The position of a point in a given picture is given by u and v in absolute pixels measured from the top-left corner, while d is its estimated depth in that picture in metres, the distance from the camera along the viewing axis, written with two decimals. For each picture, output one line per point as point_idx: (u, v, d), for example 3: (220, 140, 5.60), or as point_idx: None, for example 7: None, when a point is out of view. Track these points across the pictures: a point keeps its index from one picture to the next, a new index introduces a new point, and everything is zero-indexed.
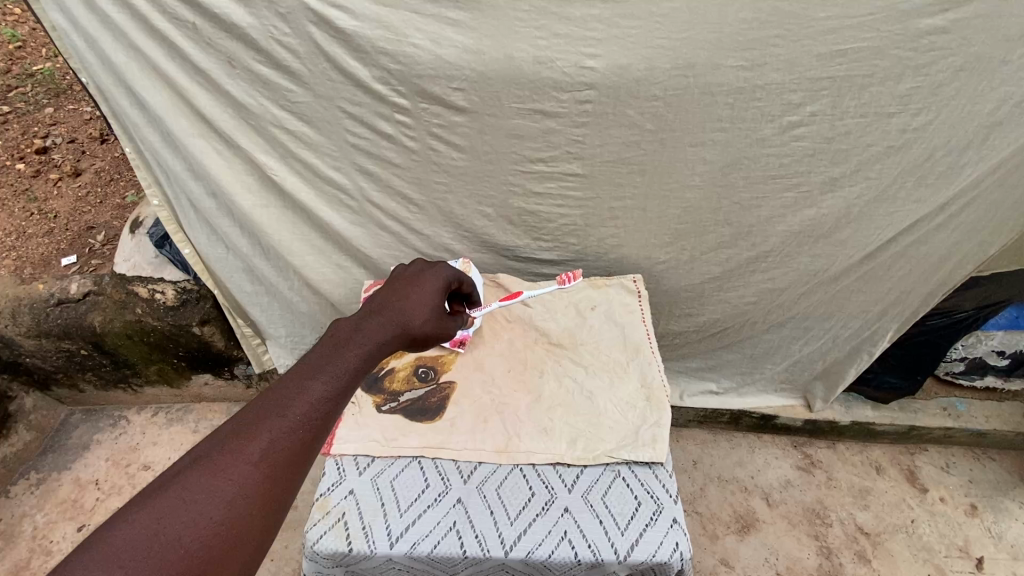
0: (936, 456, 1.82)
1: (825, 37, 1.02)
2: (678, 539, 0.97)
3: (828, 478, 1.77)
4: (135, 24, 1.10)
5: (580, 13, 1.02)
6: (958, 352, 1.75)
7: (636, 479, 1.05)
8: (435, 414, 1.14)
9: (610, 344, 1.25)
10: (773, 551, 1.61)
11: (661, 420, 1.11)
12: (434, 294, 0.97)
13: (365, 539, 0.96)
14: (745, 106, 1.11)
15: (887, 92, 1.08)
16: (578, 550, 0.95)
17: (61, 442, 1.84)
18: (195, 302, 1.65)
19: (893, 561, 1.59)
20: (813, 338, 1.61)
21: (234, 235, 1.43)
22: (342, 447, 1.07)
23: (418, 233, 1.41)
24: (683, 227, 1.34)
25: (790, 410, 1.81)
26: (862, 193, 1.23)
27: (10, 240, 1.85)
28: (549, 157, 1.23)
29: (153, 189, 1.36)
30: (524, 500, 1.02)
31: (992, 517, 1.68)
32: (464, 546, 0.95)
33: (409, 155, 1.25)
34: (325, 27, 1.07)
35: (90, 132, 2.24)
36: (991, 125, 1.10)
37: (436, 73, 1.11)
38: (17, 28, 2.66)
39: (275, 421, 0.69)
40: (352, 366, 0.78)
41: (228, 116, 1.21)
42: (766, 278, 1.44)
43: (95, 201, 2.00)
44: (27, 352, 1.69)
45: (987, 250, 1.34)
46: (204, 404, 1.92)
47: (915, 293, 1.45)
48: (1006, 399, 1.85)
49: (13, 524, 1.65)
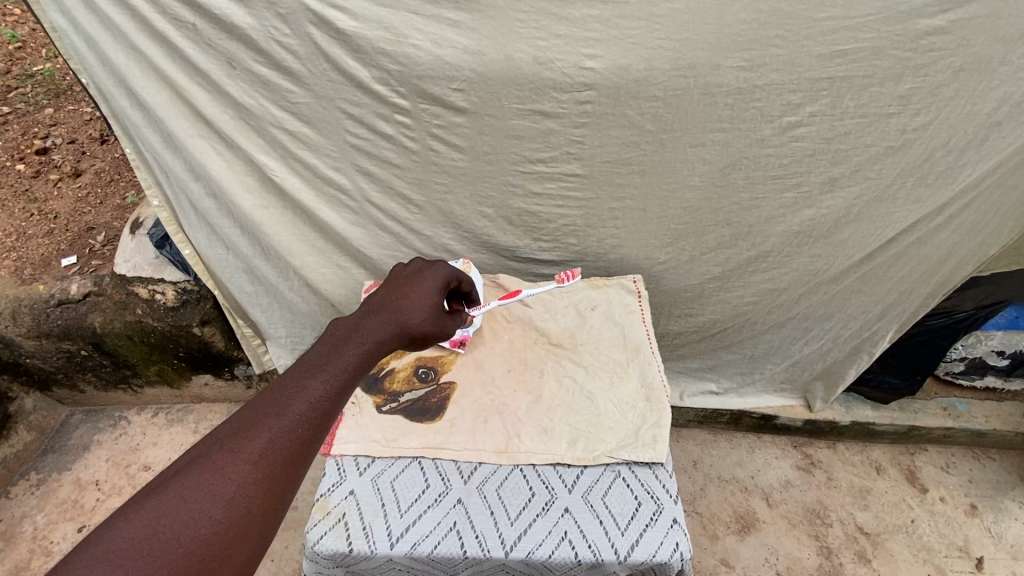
0: (936, 456, 1.83)
1: (825, 37, 1.02)
2: (679, 539, 0.97)
3: (828, 478, 1.77)
4: (135, 26, 1.09)
5: (579, 14, 1.02)
6: (958, 352, 1.75)
7: (636, 479, 1.05)
8: (435, 414, 1.14)
9: (610, 344, 1.25)
10: (773, 551, 1.61)
11: (661, 420, 1.11)
12: (433, 293, 0.97)
13: (365, 539, 0.96)
14: (745, 106, 1.12)
15: (887, 92, 1.08)
16: (578, 551, 0.95)
17: (61, 442, 1.84)
18: (195, 303, 1.65)
19: (893, 561, 1.59)
20: (813, 338, 1.61)
21: (234, 235, 1.43)
22: (342, 447, 1.08)
23: (418, 234, 1.41)
24: (683, 227, 1.34)
25: (790, 410, 1.81)
26: (862, 193, 1.24)
27: (10, 240, 1.85)
28: (549, 158, 1.23)
29: (153, 189, 1.36)
30: (524, 500, 1.02)
31: (992, 517, 1.68)
32: (465, 546, 0.95)
33: (409, 155, 1.25)
34: (325, 28, 1.07)
35: (90, 133, 2.24)
36: (991, 125, 1.10)
37: (436, 74, 1.11)
38: (18, 29, 2.66)
39: (274, 420, 0.69)
40: (352, 365, 0.79)
41: (229, 117, 1.21)
42: (765, 278, 1.44)
43: (95, 202, 2.00)
44: (27, 353, 1.69)
45: (987, 250, 1.34)
46: (204, 405, 1.93)
47: (915, 293, 1.45)
48: (1006, 399, 1.85)
49: (14, 524, 1.65)
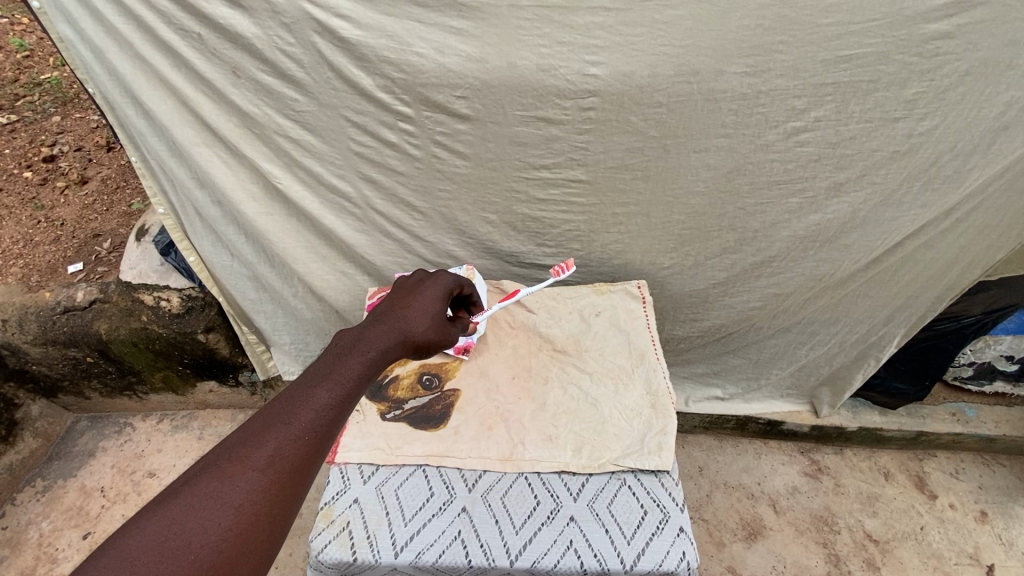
0: (945, 462, 1.81)
1: (830, 43, 1.02)
2: (686, 548, 0.96)
3: (836, 485, 1.75)
4: (141, 36, 1.10)
5: (582, 21, 1.02)
6: (967, 357, 1.73)
7: (642, 488, 1.04)
8: (440, 421, 1.14)
9: (615, 352, 1.25)
10: (780, 558, 1.59)
11: (666, 427, 1.10)
12: (435, 302, 0.96)
13: (369, 548, 0.96)
14: (750, 112, 1.11)
15: (893, 96, 1.07)
16: (584, 559, 0.94)
17: (66, 448, 1.85)
18: (199, 310, 1.64)
19: (902, 568, 1.57)
20: (819, 342, 1.60)
21: (240, 242, 1.44)
22: (346, 455, 1.07)
23: (422, 241, 1.41)
24: (686, 232, 1.34)
25: (797, 416, 1.80)
26: (868, 198, 1.23)
27: (16, 248, 1.84)
28: (553, 164, 1.23)
29: (159, 197, 1.36)
30: (530, 508, 1.01)
31: (1003, 524, 1.66)
32: (469, 555, 0.95)
33: (413, 163, 1.25)
34: (328, 36, 1.07)
35: (96, 141, 2.26)
36: (999, 129, 1.09)
37: (440, 82, 1.11)
38: (25, 38, 2.69)
39: (281, 428, 0.68)
40: (356, 373, 0.78)
41: (234, 125, 1.21)
42: (771, 283, 1.43)
43: (101, 209, 2.01)
44: (34, 360, 1.71)
45: (995, 255, 1.33)
46: (209, 411, 1.94)
47: (925, 295, 1.43)
48: (1014, 403, 1.83)
49: (19, 531, 1.65)
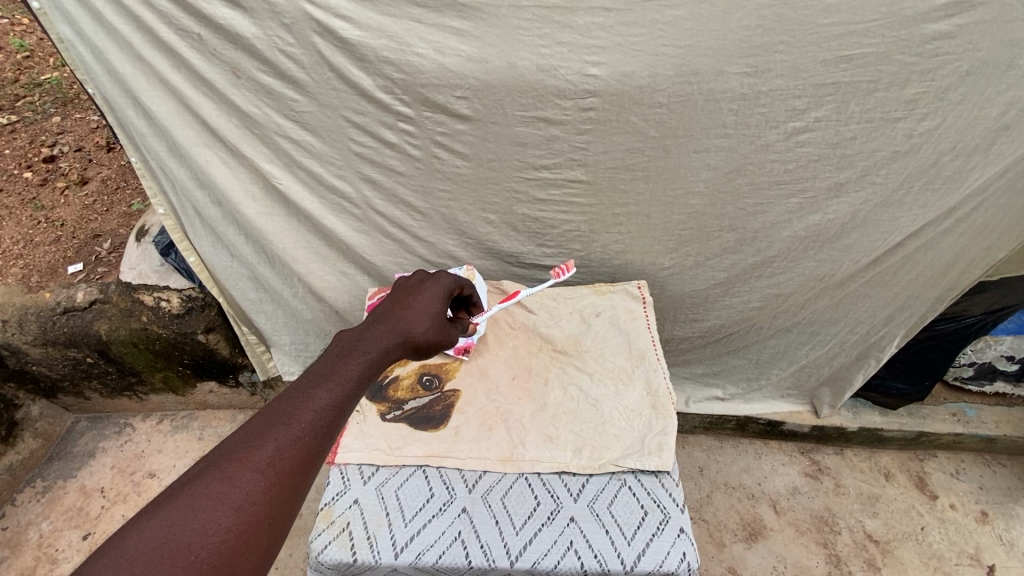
0: (945, 462, 1.81)
1: (830, 43, 1.02)
2: (686, 549, 0.96)
3: (837, 485, 1.75)
4: (141, 36, 1.09)
5: (582, 22, 1.02)
6: (967, 357, 1.73)
7: (642, 488, 1.04)
8: (440, 422, 1.14)
9: (615, 352, 1.25)
10: (780, 558, 1.59)
11: (666, 428, 1.10)
12: (435, 303, 0.96)
13: (369, 548, 0.96)
14: (750, 112, 1.11)
15: (893, 97, 1.07)
16: (584, 560, 0.94)
17: (66, 449, 1.85)
18: (199, 310, 1.64)
19: (902, 568, 1.57)
20: (820, 342, 1.60)
21: (240, 242, 1.44)
22: (346, 455, 1.07)
23: (422, 241, 1.41)
24: (687, 232, 1.34)
25: (797, 416, 1.80)
26: (869, 198, 1.22)
27: (17, 248, 1.84)
28: (553, 165, 1.23)
29: (159, 198, 1.36)
30: (530, 509, 1.01)
31: (1003, 524, 1.66)
32: (469, 556, 0.94)
33: (412, 163, 1.25)
34: (328, 37, 1.07)
35: (96, 141, 2.26)
36: (1000, 129, 1.09)
37: (440, 82, 1.11)
38: (26, 39, 2.69)
39: (281, 429, 0.68)
40: (356, 374, 0.77)
41: (234, 126, 1.21)
42: (771, 283, 1.43)
43: (101, 209, 2.01)
44: (34, 361, 1.70)
45: (996, 255, 1.33)
46: (209, 412, 1.94)
47: (926, 295, 1.43)
48: (1014, 404, 1.83)
49: (19, 532, 1.65)
